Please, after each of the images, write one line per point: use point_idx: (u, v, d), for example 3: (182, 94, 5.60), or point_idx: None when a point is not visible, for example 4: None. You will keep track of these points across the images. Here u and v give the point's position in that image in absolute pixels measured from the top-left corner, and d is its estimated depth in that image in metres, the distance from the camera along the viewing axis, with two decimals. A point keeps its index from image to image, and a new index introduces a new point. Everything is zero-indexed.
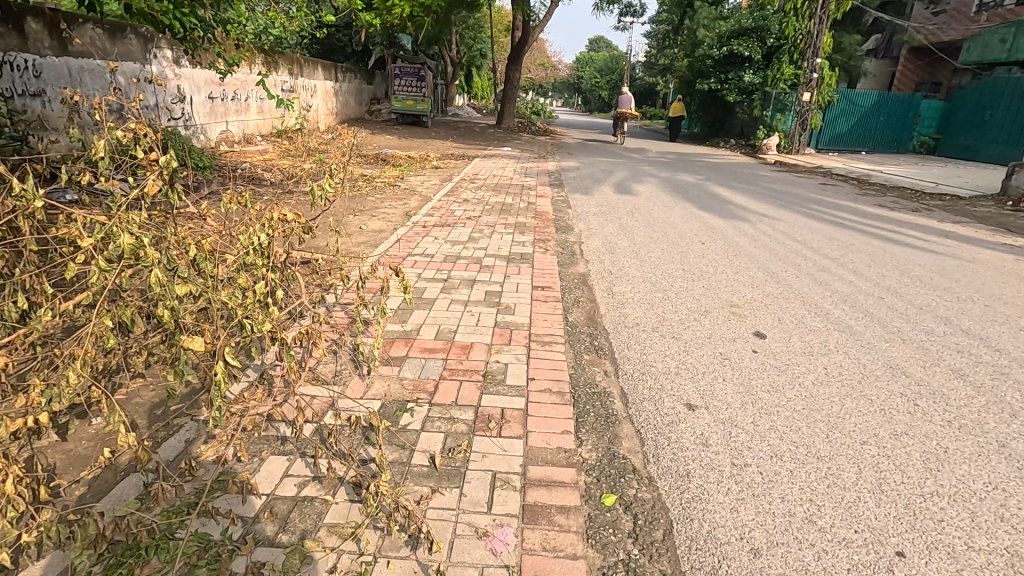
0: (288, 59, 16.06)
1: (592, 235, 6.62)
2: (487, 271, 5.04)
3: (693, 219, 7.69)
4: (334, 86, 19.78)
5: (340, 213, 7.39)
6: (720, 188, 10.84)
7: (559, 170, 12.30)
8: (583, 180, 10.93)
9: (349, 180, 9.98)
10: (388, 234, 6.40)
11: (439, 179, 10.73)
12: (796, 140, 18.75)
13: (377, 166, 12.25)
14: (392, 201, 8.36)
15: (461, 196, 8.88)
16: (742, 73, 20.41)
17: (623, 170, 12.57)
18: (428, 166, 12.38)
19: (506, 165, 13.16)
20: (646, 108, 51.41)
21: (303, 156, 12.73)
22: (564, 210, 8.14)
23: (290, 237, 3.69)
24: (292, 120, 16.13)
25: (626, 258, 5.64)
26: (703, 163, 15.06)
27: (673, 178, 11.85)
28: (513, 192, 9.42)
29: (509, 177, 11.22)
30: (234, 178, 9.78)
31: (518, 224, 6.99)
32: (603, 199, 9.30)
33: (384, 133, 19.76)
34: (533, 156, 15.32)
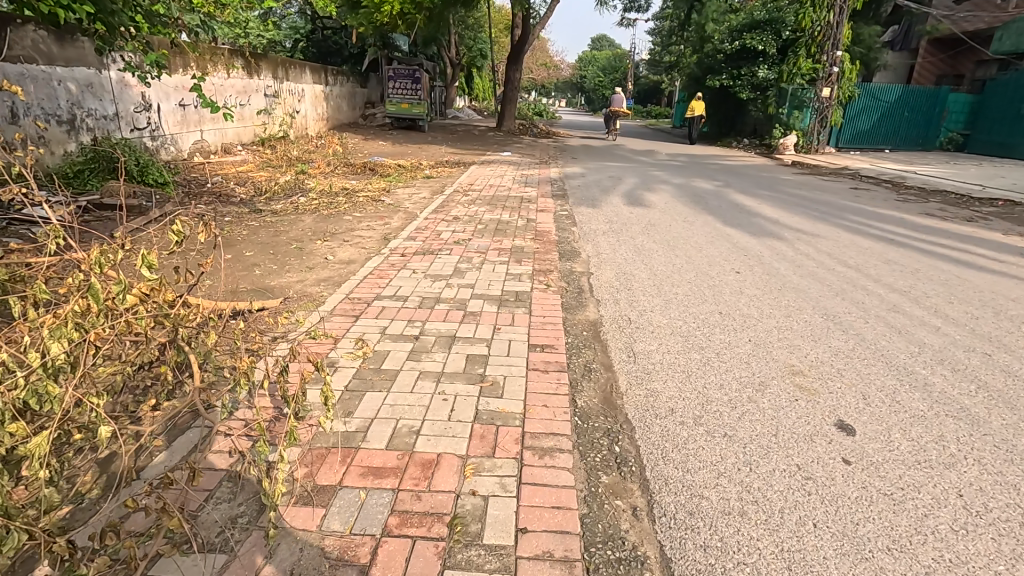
0: (272, 62, 15.08)
1: (601, 262, 5.53)
2: (470, 323, 3.95)
3: (719, 236, 6.57)
4: (325, 90, 18.80)
5: (308, 237, 6.38)
6: (742, 196, 9.70)
7: (562, 178, 11.25)
8: (589, 190, 9.86)
9: (329, 194, 9.01)
10: (358, 264, 5.39)
11: (430, 191, 9.72)
12: (815, 138, 17.70)
13: (364, 176, 11.28)
14: (373, 220, 7.35)
15: (451, 212, 7.84)
16: (756, 68, 19.29)
17: (633, 176, 11.49)
18: (420, 176, 11.39)
19: (505, 173, 12.13)
20: (650, 108, 50.30)
21: (285, 168, 11.78)
22: (569, 227, 7.08)
23: (127, 323, 2.70)
24: (277, 127, 15.15)
25: (645, 295, 4.54)
26: (719, 166, 13.96)
27: (688, 185, 10.72)
28: (510, 206, 8.39)
29: (508, 187, 10.19)
30: (201, 195, 8.83)
31: (514, 249, 5.95)
32: (612, 211, 8.20)
33: (378, 139, 18.78)
34: (534, 162, 14.30)
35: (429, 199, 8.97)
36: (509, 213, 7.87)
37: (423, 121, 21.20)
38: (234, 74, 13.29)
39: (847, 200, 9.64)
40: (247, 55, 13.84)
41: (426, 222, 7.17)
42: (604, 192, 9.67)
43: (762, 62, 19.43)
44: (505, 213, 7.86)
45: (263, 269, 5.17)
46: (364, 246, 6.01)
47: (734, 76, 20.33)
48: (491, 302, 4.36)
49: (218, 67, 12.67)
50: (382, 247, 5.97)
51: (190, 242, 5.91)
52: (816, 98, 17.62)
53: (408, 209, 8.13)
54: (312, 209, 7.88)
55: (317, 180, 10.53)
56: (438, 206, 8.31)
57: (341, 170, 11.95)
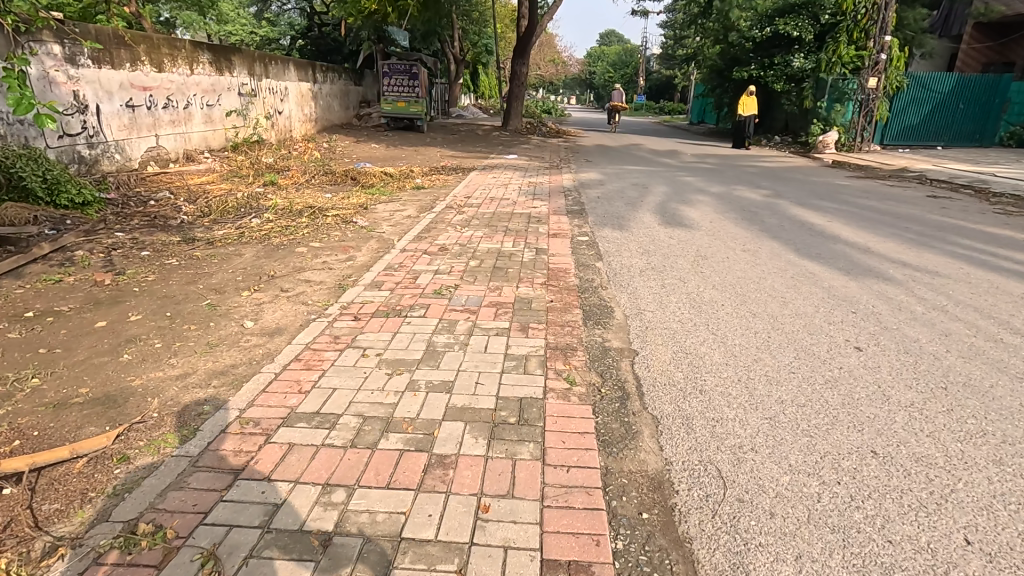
0: (248, 57, 13.39)
1: (647, 329, 3.75)
2: (434, 491, 2.19)
3: (801, 276, 4.78)
4: (312, 88, 17.13)
5: (239, 284, 4.66)
6: (800, 208, 7.86)
7: (578, 188, 9.47)
8: (609, 204, 8.09)
9: (293, 214, 7.32)
10: (289, 337, 3.66)
11: (417, 207, 7.99)
12: (858, 135, 15.86)
13: (345, 188, 9.61)
14: (335, 252, 5.63)
15: (439, 239, 6.12)
16: (791, 57, 17.31)
17: (661, 184, 9.70)
18: (410, 187, 9.67)
19: (509, 181, 10.36)
20: (663, 104, 48.30)
21: (253, 178, 10.12)
22: (594, 261, 5.30)
23: None
24: (253, 130, 13.46)
25: (732, 409, 2.76)
26: (757, 169, 12.09)
27: (730, 194, 8.86)
28: (516, 228, 6.65)
29: (511, 201, 8.44)
30: (135, 216, 7.16)
31: (519, 303, 4.20)
32: (645, 233, 6.40)
33: (370, 141, 17.10)
34: (543, 166, 12.52)
35: (414, 219, 7.23)
36: (514, 238, 6.13)
37: (421, 121, 19.46)
38: (200, 70, 11.62)
39: (933, 211, 7.79)
40: (217, 49, 12.16)
41: (403, 256, 5.44)
42: (630, 206, 7.88)
43: (798, 50, 17.46)
44: (507, 238, 6.13)
45: (141, 349, 3.43)
46: (312, 302, 4.29)
47: (766, 66, 18.38)
48: (476, 428, 2.58)
49: (179, 62, 10.98)
50: (332, 303, 4.25)
51: (62, 299, 4.20)
52: (860, 89, 15.75)
53: (385, 234, 6.40)
54: (262, 237, 6.18)
55: (286, 195, 8.87)
56: (425, 229, 6.58)
57: (317, 180, 10.27)
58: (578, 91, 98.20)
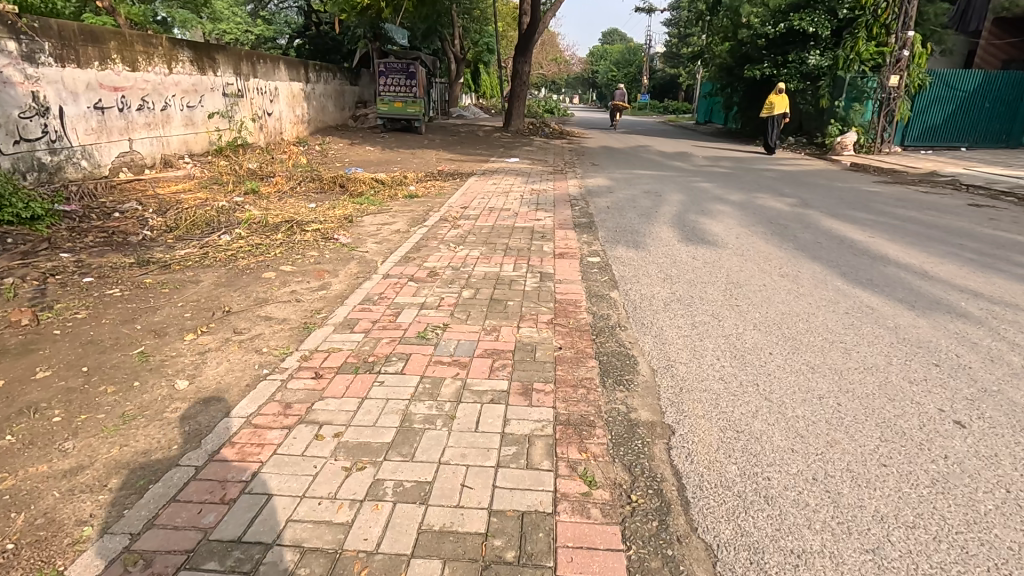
0: (233, 55, 12.64)
1: (682, 392, 2.97)
2: None
3: (858, 312, 4.00)
4: (304, 88, 16.39)
5: (185, 323, 3.90)
6: (832, 219, 7.07)
7: (584, 196, 8.70)
8: (619, 216, 7.31)
9: (268, 229, 6.56)
10: (228, 403, 2.89)
11: (408, 221, 7.22)
12: (878, 136, 15.05)
13: (332, 197, 8.89)
14: (307, 279, 4.87)
15: (429, 260, 5.36)
16: (806, 54, 16.48)
17: (675, 192, 8.92)
18: (402, 195, 8.92)
19: (510, 188, 9.61)
20: (667, 103, 47.51)
21: (232, 186, 9.38)
22: (608, 290, 4.53)
23: None
24: (239, 133, 12.71)
25: (816, 535, 1.99)
26: (775, 173, 11.30)
27: (752, 204, 8.07)
28: (517, 245, 5.89)
29: (511, 212, 7.66)
30: (91, 231, 6.41)
31: (520, 351, 3.42)
32: (663, 252, 5.62)
33: (365, 144, 16.37)
34: (547, 171, 11.75)
35: (403, 235, 6.46)
36: (515, 259, 5.37)
37: (419, 122, 18.71)
38: (179, 69, 10.86)
39: (981, 223, 7.01)
40: (198, 46, 11.41)
41: (385, 283, 4.68)
42: (642, 219, 7.11)
43: (814, 46, 16.59)
44: (507, 259, 5.37)
45: (33, 426, 2.67)
46: (268, 350, 3.52)
47: (779, 64, 17.51)
48: (457, 573, 1.83)
49: (156, 60, 10.23)
50: (292, 352, 3.47)
51: None
52: (880, 88, 14.93)
53: (368, 255, 5.64)
54: (227, 258, 5.42)
55: (266, 207, 8.14)
56: (414, 248, 5.82)
57: (303, 187, 9.53)
58: (581, 89, 97.41)
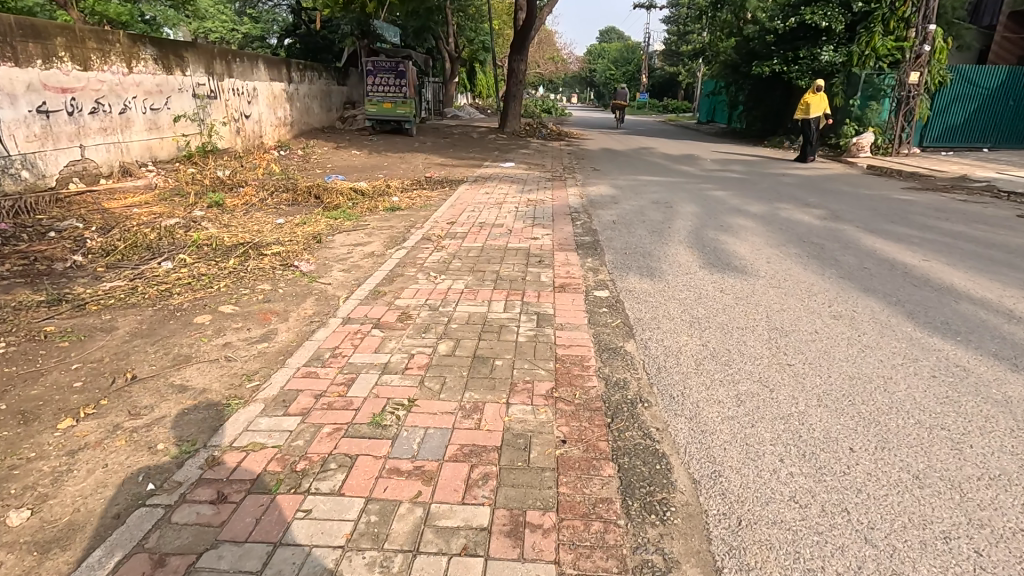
0: (204, 53, 11.69)
1: (742, 527, 2.05)
2: None
3: (948, 376, 3.08)
4: (286, 88, 15.46)
5: (70, 398, 2.96)
6: (872, 235, 6.17)
7: (586, 208, 7.78)
8: (625, 232, 6.39)
9: (220, 253, 5.63)
10: (76, 555, 1.96)
11: (383, 241, 6.30)
12: (896, 136, 14.15)
13: (305, 210, 7.99)
14: (247, 325, 3.92)
15: (402, 297, 4.43)
16: (818, 50, 15.56)
17: (687, 202, 8.01)
18: (383, 208, 8.00)
19: (504, 198, 8.70)
20: (666, 102, 46.65)
21: (195, 197, 8.46)
22: (622, 341, 3.62)
23: None
24: (212, 137, 11.76)
25: None
26: (792, 179, 10.40)
27: (776, 217, 7.16)
28: (509, 274, 4.96)
29: (504, 228, 6.75)
30: (11, 257, 5.48)
31: (509, 448, 2.50)
32: (684, 281, 4.70)
33: (351, 147, 15.45)
34: (544, 177, 10.85)
35: (376, 260, 5.52)
36: (507, 294, 4.44)
37: (409, 123, 17.79)
38: (141, 68, 9.91)
39: None
40: (162, 42, 10.45)
41: (344, 332, 3.75)
42: (654, 236, 6.21)
43: (826, 41, 15.64)
44: (497, 294, 4.44)
45: None
46: (164, 445, 2.58)
47: (789, 60, 16.55)
48: None
49: (113, 58, 9.28)
50: (196, 450, 2.53)
51: None
52: (899, 85, 14.03)
53: (330, 288, 4.71)
54: (159, 295, 4.49)
55: (227, 223, 7.21)
56: (386, 279, 4.88)
57: (274, 198, 8.62)
58: (578, 87, 96.60)
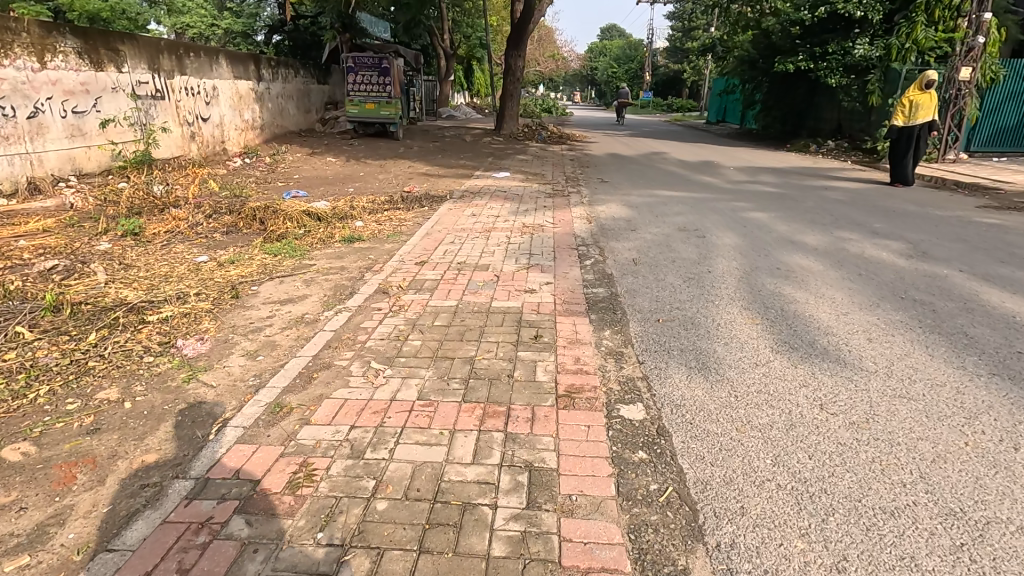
0: (146, 45, 10.05)
1: None
2: None
3: None
4: (254, 87, 13.82)
5: None
6: (989, 285, 4.53)
7: (596, 240, 6.15)
8: (652, 279, 4.79)
9: (80, 320, 3.95)
10: None
11: (324, 295, 4.64)
12: (943, 140, 12.48)
13: (240, 241, 6.35)
14: (21, 501, 2.25)
15: (311, 424, 2.74)
16: (851, 43, 13.88)
17: (723, 231, 6.40)
18: (339, 239, 6.34)
19: (493, 222, 7.03)
20: (672, 101, 44.99)
21: (108, 223, 6.79)
22: (682, 553, 1.98)
23: None
24: (158, 145, 10.10)
25: None
26: (838, 193, 8.77)
27: (844, 253, 5.53)
28: (490, 367, 3.29)
29: (490, 272, 5.09)
30: None
31: None
32: (758, 384, 3.08)
33: (328, 153, 13.82)
34: (543, 192, 9.20)
35: (301, 334, 3.85)
36: (481, 418, 2.77)
37: (394, 126, 16.14)
38: (58, 63, 8.26)
39: None
40: (89, 32, 8.81)
41: (180, 528, 2.07)
42: (692, 287, 4.60)
43: (859, 34, 13.98)
44: (466, 418, 2.77)
45: None
46: None
47: (817, 56, 14.84)
48: None
49: (18, 50, 7.64)
50: None
51: None
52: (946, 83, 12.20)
53: (210, 397, 3.05)
54: None
55: (131, 262, 5.56)
56: (300, 377, 3.21)
57: (209, 223, 6.99)
58: (579, 86, 94.93)
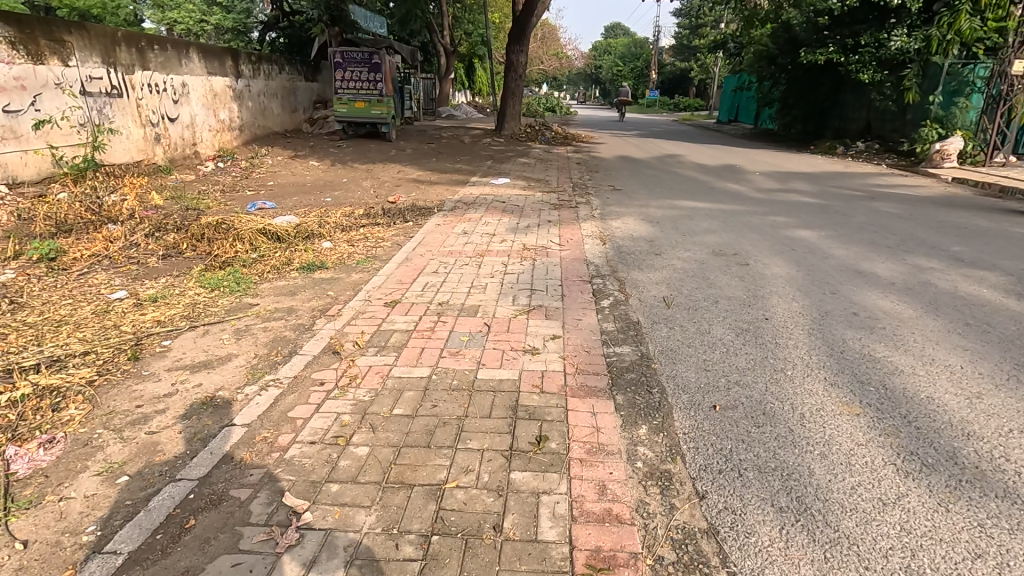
0: (97, 35, 8.86)
1: None
2: None
3: None
4: (231, 84, 12.65)
5: None
6: None
7: (614, 269, 4.96)
8: (695, 333, 3.63)
9: None
10: None
11: (255, 355, 3.46)
12: (992, 141, 11.25)
13: (176, 270, 5.19)
14: None
15: None
16: (886, 35, 12.61)
17: (770, 258, 5.21)
18: (296, 268, 5.16)
19: (486, 243, 5.83)
20: (679, 100, 43.76)
21: (21, 244, 5.62)
22: None
23: None
24: (109, 149, 8.93)
25: None
26: (890, 205, 7.56)
27: (932, 290, 4.33)
28: (467, 510, 2.10)
29: (479, 318, 3.91)
30: None
31: None
32: (901, 550, 1.89)
33: (312, 156, 12.68)
34: (546, 202, 8.02)
35: (200, 431, 2.67)
36: None
37: (386, 126, 14.98)
38: None
39: None
40: (24, 19, 7.62)
41: None
42: (750, 347, 3.42)
43: (895, 24, 12.71)
44: None
45: None
46: None
47: (848, 49, 13.64)
48: None
49: None
50: None
51: None
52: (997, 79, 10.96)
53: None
54: None
55: (25, 300, 4.38)
56: (164, 530, 2.03)
57: (147, 245, 5.84)
58: (583, 85, 93.71)
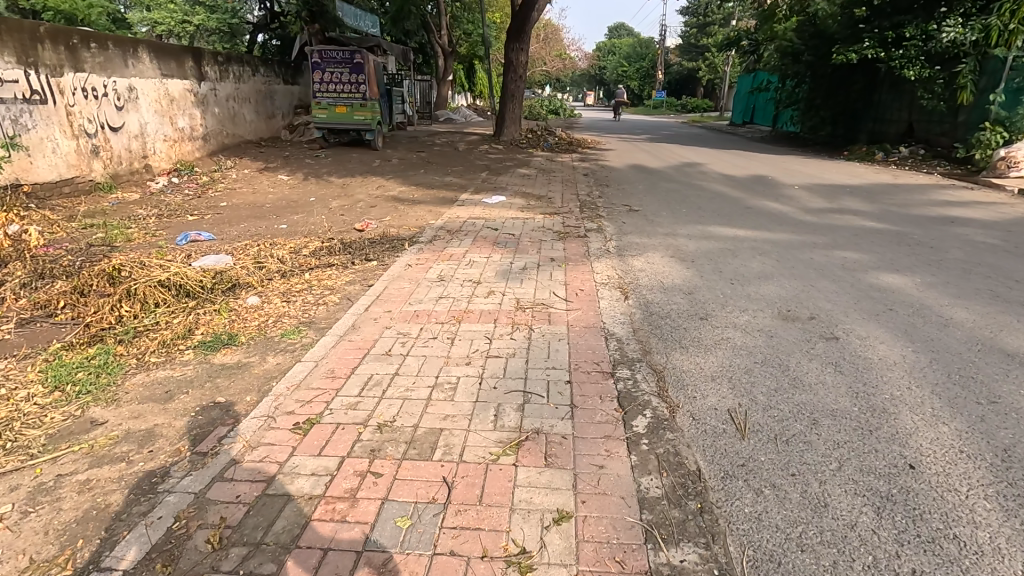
0: (9, 29, 7.40)
1: None
2: None
3: None
4: (192, 86, 11.17)
5: None
6: None
7: (644, 348, 3.42)
8: (803, 507, 2.10)
9: None
10: None
11: (24, 566, 1.94)
12: None
13: (26, 347, 3.69)
14: None
15: None
16: (936, 26, 11.01)
17: (865, 326, 3.66)
18: (193, 346, 3.65)
19: (467, 299, 4.31)
20: (688, 100, 42.17)
21: None
22: None
23: None
24: (23, 164, 7.49)
25: None
26: (984, 232, 5.97)
27: None
28: None
29: (435, 465, 2.38)
30: None
31: None
32: None
33: (282, 168, 11.20)
34: (548, 229, 6.48)
35: None
36: None
37: (371, 133, 13.46)
38: None
39: None
40: None
41: None
42: (914, 550, 1.90)
43: (946, 13, 11.10)
44: None
45: None
46: None
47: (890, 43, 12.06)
48: None
49: None
50: None
51: None
52: None
53: None
54: None
55: None
56: None
57: (11, 302, 4.35)
58: (587, 86, 92.21)
